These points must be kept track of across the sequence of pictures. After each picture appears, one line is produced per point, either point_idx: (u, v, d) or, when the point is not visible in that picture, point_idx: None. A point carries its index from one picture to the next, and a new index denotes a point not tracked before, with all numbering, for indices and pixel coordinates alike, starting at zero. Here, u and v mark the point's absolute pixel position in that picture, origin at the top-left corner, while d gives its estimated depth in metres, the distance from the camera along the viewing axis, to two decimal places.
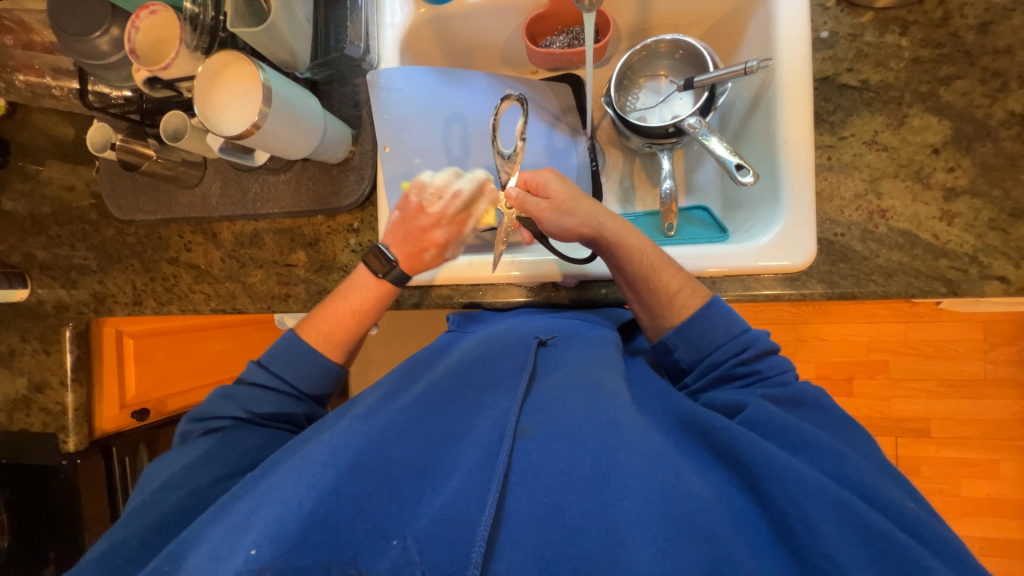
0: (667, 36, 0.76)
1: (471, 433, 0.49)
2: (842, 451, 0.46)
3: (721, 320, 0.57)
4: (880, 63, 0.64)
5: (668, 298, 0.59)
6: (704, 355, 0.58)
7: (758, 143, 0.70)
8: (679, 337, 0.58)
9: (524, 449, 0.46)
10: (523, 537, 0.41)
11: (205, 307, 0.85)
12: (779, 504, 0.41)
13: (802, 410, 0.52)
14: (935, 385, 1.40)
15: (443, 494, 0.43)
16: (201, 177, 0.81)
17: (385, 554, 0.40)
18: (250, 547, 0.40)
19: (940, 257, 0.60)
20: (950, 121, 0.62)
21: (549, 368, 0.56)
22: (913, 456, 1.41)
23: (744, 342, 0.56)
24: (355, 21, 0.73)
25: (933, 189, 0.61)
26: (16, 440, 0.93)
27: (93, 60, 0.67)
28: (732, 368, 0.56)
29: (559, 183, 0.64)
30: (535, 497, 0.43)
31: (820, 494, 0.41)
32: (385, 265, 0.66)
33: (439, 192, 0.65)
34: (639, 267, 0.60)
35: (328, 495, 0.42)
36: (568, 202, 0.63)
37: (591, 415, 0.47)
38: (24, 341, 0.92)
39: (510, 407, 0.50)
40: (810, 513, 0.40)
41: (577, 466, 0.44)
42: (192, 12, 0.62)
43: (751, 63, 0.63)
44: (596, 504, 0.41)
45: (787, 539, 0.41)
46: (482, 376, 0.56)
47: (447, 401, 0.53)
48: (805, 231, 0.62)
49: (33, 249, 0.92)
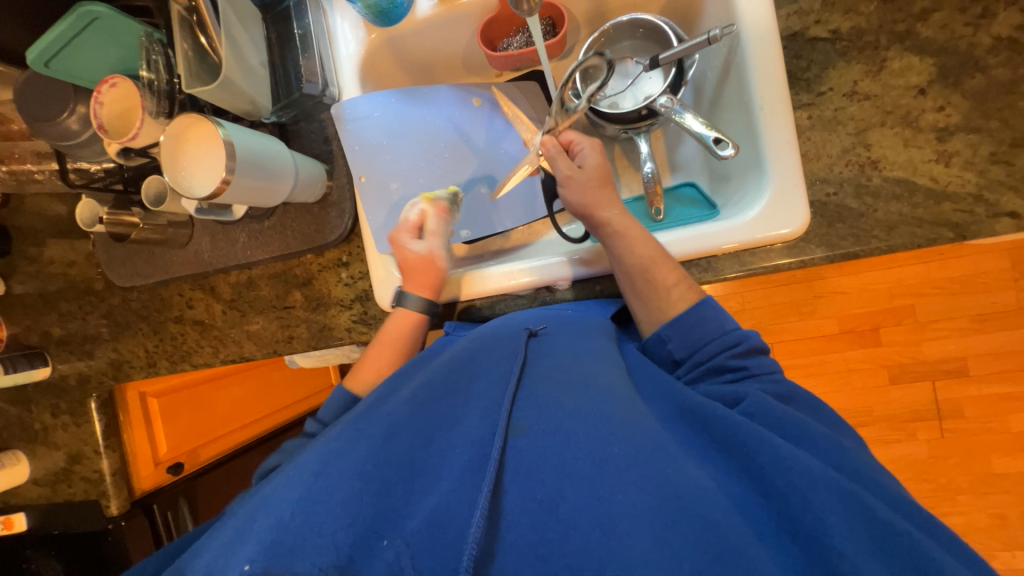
0: (623, 17, 0.73)
1: (461, 430, 0.49)
2: (841, 443, 0.47)
3: (713, 317, 0.58)
4: (849, 9, 0.61)
5: (665, 291, 0.59)
6: (695, 350, 0.58)
7: (733, 113, 0.68)
8: (672, 330, 0.58)
9: (517, 445, 0.46)
10: (518, 537, 0.42)
11: (215, 359, 0.86)
12: (782, 491, 0.41)
13: (795, 404, 0.53)
14: (966, 322, 1.34)
15: (433, 497, 0.43)
16: (190, 235, 0.82)
17: (378, 557, 0.40)
18: (243, 561, 0.37)
19: (941, 201, 0.58)
20: (932, 57, 0.58)
21: (540, 357, 0.55)
22: (953, 399, 1.37)
23: (737, 337, 0.57)
24: (309, 59, 0.73)
25: (924, 132, 0.59)
26: (63, 511, 0.98)
27: (67, 141, 0.68)
28: (725, 361, 0.56)
29: (595, 157, 0.67)
30: (528, 494, 0.43)
31: (827, 486, 0.41)
32: (409, 296, 0.69)
33: (413, 221, 0.72)
34: (637, 261, 0.61)
35: (321, 504, 0.41)
36: (597, 179, 0.66)
37: (585, 409, 0.47)
38: (55, 417, 0.96)
39: (502, 401, 0.49)
40: (814, 503, 0.40)
41: (573, 459, 0.44)
42: (147, 79, 0.63)
43: (714, 31, 0.60)
44: (590, 497, 0.42)
45: (793, 527, 0.40)
46: (469, 369, 0.55)
47: (438, 397, 0.51)
48: (795, 197, 0.60)
49: (48, 327, 0.95)
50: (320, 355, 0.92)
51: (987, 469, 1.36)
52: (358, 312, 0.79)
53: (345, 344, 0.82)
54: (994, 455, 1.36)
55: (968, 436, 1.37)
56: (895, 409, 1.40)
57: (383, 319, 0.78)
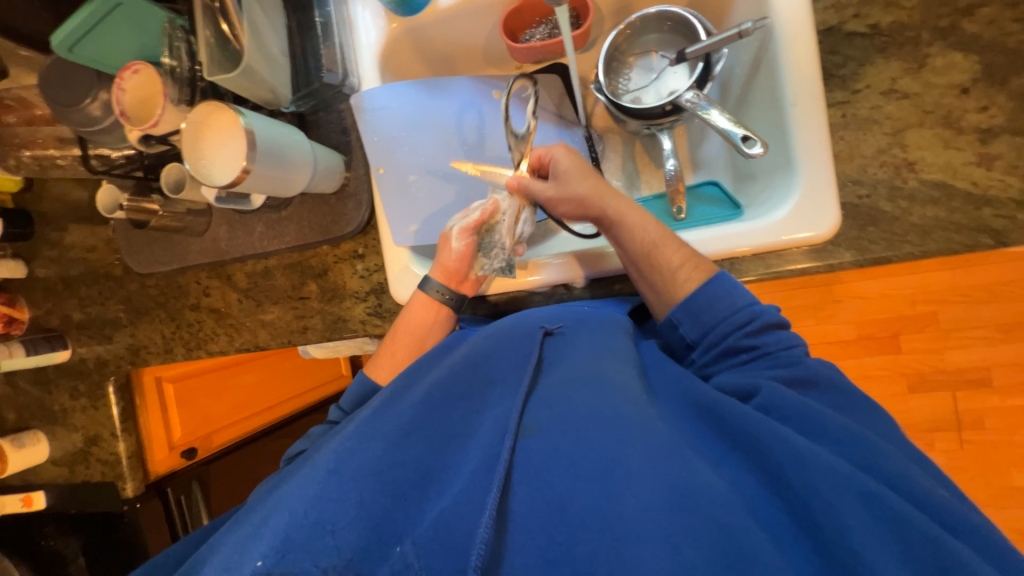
0: (651, 9, 0.71)
1: (475, 433, 0.48)
2: (868, 437, 0.44)
3: (724, 295, 0.55)
4: (890, 3, 0.58)
5: (670, 274, 0.58)
6: (707, 331, 0.56)
7: (762, 109, 0.66)
8: (683, 313, 0.57)
9: (528, 447, 0.45)
10: (527, 540, 0.41)
11: (230, 347, 0.87)
12: (798, 493, 0.41)
13: (816, 390, 0.50)
14: (992, 331, 1.30)
15: (445, 499, 0.43)
16: (208, 224, 0.82)
17: (388, 560, 0.40)
18: (255, 557, 0.38)
19: (981, 206, 0.55)
20: (977, 55, 0.56)
21: (554, 358, 0.54)
22: (975, 409, 1.33)
23: (751, 313, 0.54)
24: (330, 48, 0.72)
25: (966, 133, 0.56)
26: (80, 491, 1.00)
27: (89, 127, 0.68)
28: (738, 341, 0.54)
29: (568, 159, 0.66)
30: (539, 496, 0.43)
31: (845, 486, 0.40)
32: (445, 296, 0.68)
33: (472, 218, 0.69)
34: (640, 245, 0.59)
35: (332, 503, 0.41)
36: (579, 175, 0.65)
37: (597, 410, 0.46)
38: (74, 399, 0.97)
39: (515, 403, 0.48)
40: (842, 514, 0.38)
41: (583, 463, 0.43)
42: (170, 66, 0.64)
43: (744, 25, 0.58)
44: (601, 500, 0.41)
45: (814, 535, 0.39)
46: (484, 370, 0.54)
47: (451, 398, 0.51)
48: (824, 199, 0.58)
49: (68, 311, 0.96)
50: (334, 346, 0.92)
51: (1006, 482, 1.33)
52: (372, 305, 0.79)
53: (359, 337, 0.82)
54: (1015, 468, 1.32)
55: (988, 448, 1.33)
56: (914, 418, 1.37)
57: (398, 312, 0.78)
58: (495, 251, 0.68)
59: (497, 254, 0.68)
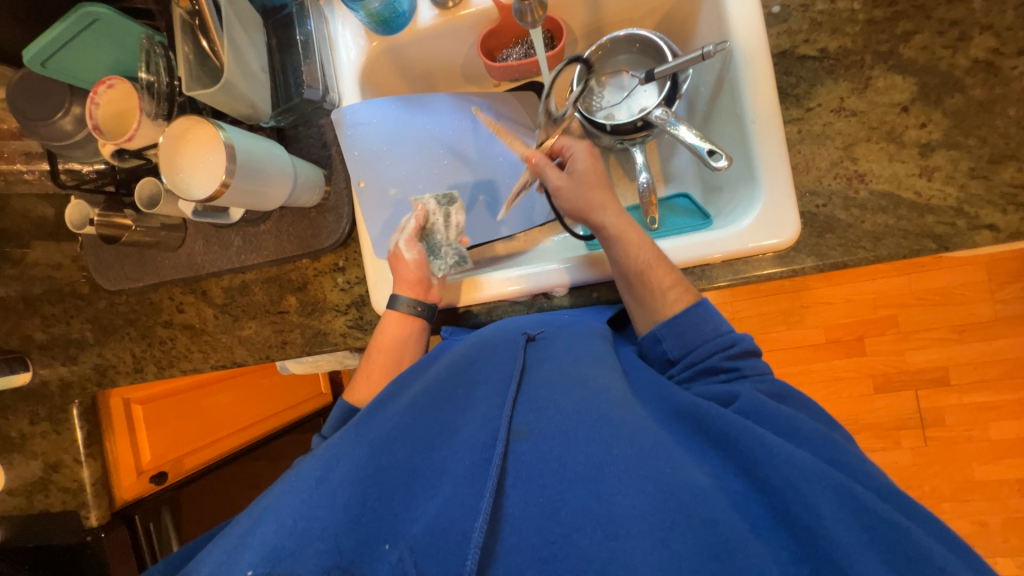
0: (620, 31, 0.76)
1: (460, 432, 0.49)
2: (833, 438, 0.48)
3: (709, 318, 0.58)
4: (836, 29, 0.64)
5: (660, 294, 0.60)
6: (690, 349, 0.58)
7: (726, 125, 0.70)
8: (667, 329, 0.59)
9: (519, 450, 0.46)
10: (520, 540, 0.42)
11: (205, 365, 0.85)
12: (777, 486, 0.42)
13: (788, 404, 0.53)
14: (946, 332, 1.38)
15: (437, 502, 0.43)
16: (183, 239, 0.81)
17: (382, 560, 0.41)
18: (247, 568, 0.38)
19: (925, 214, 0.60)
20: (914, 77, 0.61)
21: (538, 361, 0.55)
22: (936, 407, 1.40)
23: (731, 339, 0.57)
24: (310, 65, 0.73)
25: (908, 147, 0.61)
26: (39, 523, 0.94)
27: (58, 141, 0.67)
28: (718, 363, 0.56)
29: (586, 161, 0.69)
30: (531, 498, 0.43)
31: (819, 479, 0.41)
32: (415, 307, 0.68)
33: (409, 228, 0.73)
34: (635, 264, 0.61)
35: (324, 510, 0.41)
36: (589, 183, 0.66)
37: (583, 411, 0.47)
38: (34, 424, 0.93)
39: (503, 406, 0.49)
40: (817, 505, 0.40)
41: (572, 462, 0.44)
42: (147, 81, 0.63)
43: (708, 48, 0.62)
44: (592, 499, 0.42)
45: (789, 525, 0.41)
46: (470, 376, 0.54)
47: (438, 404, 0.51)
48: (785, 209, 0.62)
49: (30, 331, 0.92)
50: (314, 361, 0.90)
51: (969, 476, 1.39)
52: (353, 318, 0.78)
53: (340, 350, 0.81)
54: (975, 462, 1.39)
55: (950, 444, 1.40)
56: (881, 417, 1.43)
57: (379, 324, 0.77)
58: (442, 250, 0.73)
59: (445, 250, 0.73)
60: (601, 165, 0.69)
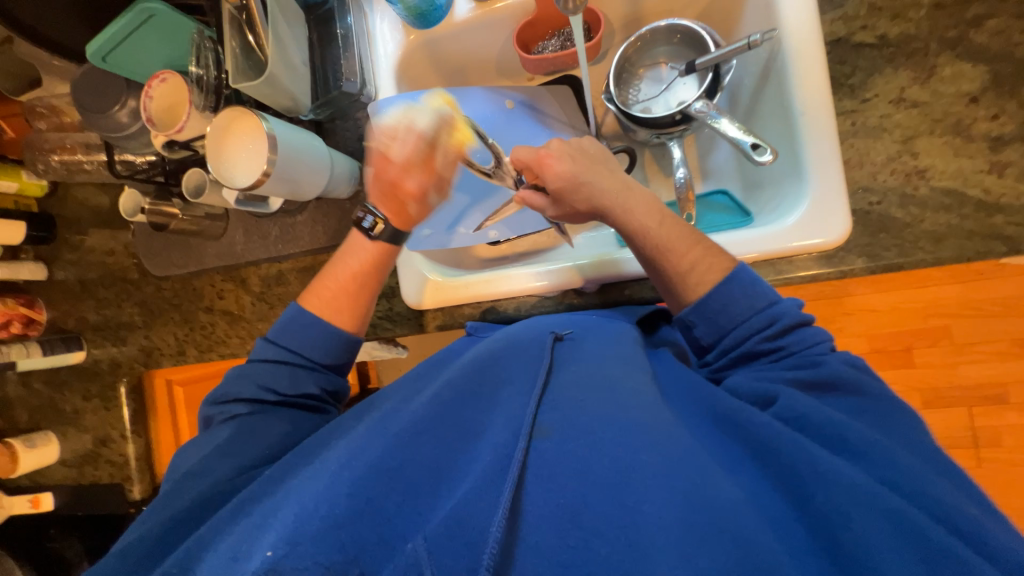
0: (662, 22, 0.73)
1: (487, 432, 0.48)
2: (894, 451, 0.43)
3: (744, 295, 0.54)
4: (897, 15, 0.60)
5: (679, 278, 0.57)
6: (725, 332, 0.55)
7: (771, 119, 0.67)
8: (697, 315, 0.55)
9: (541, 448, 0.45)
10: (539, 542, 0.41)
11: (243, 350, 0.88)
12: (823, 510, 0.40)
13: (836, 393, 0.49)
14: (1008, 346, 1.28)
15: (456, 494, 0.43)
16: (225, 228, 0.84)
17: (397, 557, 0.40)
18: (266, 549, 0.39)
19: (994, 213, 0.55)
20: (985, 65, 0.57)
21: (567, 360, 0.54)
22: (992, 426, 1.30)
23: (771, 316, 0.53)
24: (349, 59, 0.74)
25: (976, 141, 0.57)
26: (87, 494, 1.00)
27: (115, 131, 0.71)
28: (756, 346, 0.53)
29: (567, 163, 0.65)
30: (551, 498, 0.42)
31: (871, 505, 0.39)
32: (376, 224, 0.65)
33: (396, 132, 0.65)
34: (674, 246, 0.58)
35: (343, 497, 0.41)
36: (571, 189, 0.64)
37: (612, 414, 0.46)
38: (86, 400, 0.99)
39: (527, 404, 0.48)
40: (862, 529, 0.38)
41: (597, 467, 0.43)
42: (197, 74, 0.67)
43: (754, 37, 0.60)
44: (615, 507, 0.41)
45: (832, 551, 0.39)
46: (496, 372, 0.54)
47: (464, 401, 0.51)
48: (835, 207, 0.58)
49: (85, 312, 0.98)
50: None
51: None
52: (383, 309, 0.78)
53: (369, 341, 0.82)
54: None
55: (1008, 467, 1.30)
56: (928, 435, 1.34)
57: (408, 316, 0.76)
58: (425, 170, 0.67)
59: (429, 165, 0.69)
60: (571, 165, 0.65)
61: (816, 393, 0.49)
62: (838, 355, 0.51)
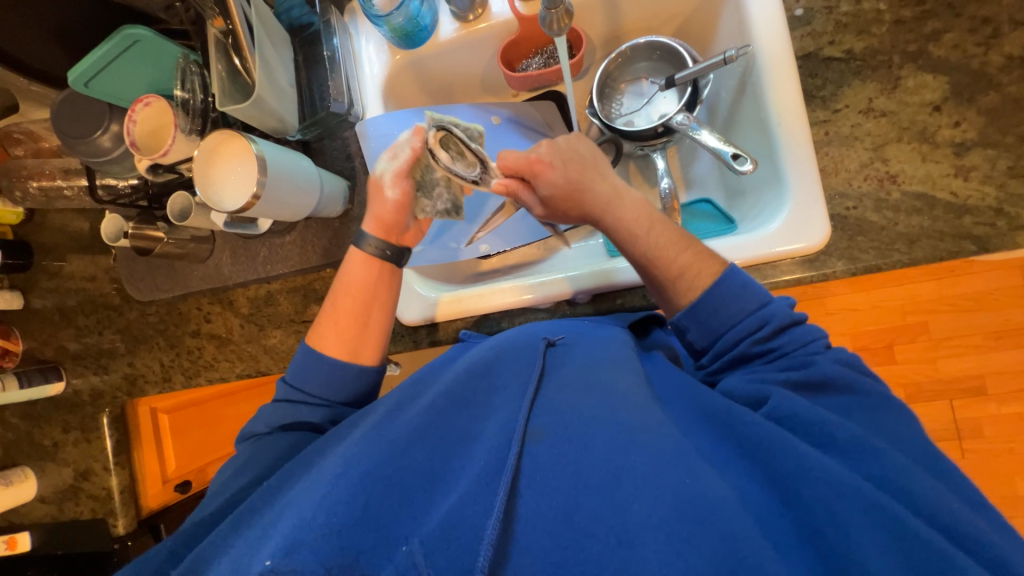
0: (640, 39, 0.76)
1: (480, 436, 0.48)
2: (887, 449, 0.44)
3: (734, 298, 0.55)
4: (862, 30, 0.63)
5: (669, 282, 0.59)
6: (719, 334, 0.56)
7: (749, 128, 0.69)
8: (690, 319, 0.57)
9: (534, 453, 0.45)
10: (533, 542, 0.41)
11: (232, 374, 0.86)
12: (807, 501, 0.41)
13: (829, 393, 0.50)
14: (982, 339, 1.33)
15: (451, 497, 0.42)
16: (211, 250, 0.83)
17: (393, 560, 0.39)
18: (265, 558, 0.37)
19: (961, 215, 0.58)
20: (945, 75, 0.60)
21: (559, 364, 0.54)
22: (973, 418, 1.34)
23: (763, 317, 0.54)
24: (336, 79, 0.75)
25: (942, 147, 0.60)
26: (67, 531, 0.96)
27: (96, 157, 0.69)
28: (749, 348, 0.54)
29: (558, 175, 0.65)
30: (546, 497, 0.42)
31: (854, 497, 0.40)
32: (375, 246, 0.64)
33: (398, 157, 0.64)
34: (664, 255, 0.60)
35: (339, 506, 0.40)
36: (564, 198, 0.65)
37: (600, 415, 0.47)
38: (66, 432, 0.95)
39: (519, 408, 0.48)
40: (842, 520, 0.39)
41: (588, 470, 0.43)
42: (182, 98, 0.67)
43: (729, 53, 0.62)
44: (607, 508, 0.41)
45: (821, 544, 0.39)
46: (488, 380, 0.54)
47: (457, 406, 0.51)
48: (813, 211, 0.60)
49: (64, 341, 0.95)
50: None
51: (1011, 492, 1.32)
52: None
53: None
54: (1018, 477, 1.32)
55: (990, 458, 1.33)
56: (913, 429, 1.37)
57: (401, 332, 0.76)
58: (434, 190, 0.67)
59: (439, 193, 0.67)
60: (564, 175, 0.65)
61: (810, 394, 0.50)
62: (832, 354, 0.52)
